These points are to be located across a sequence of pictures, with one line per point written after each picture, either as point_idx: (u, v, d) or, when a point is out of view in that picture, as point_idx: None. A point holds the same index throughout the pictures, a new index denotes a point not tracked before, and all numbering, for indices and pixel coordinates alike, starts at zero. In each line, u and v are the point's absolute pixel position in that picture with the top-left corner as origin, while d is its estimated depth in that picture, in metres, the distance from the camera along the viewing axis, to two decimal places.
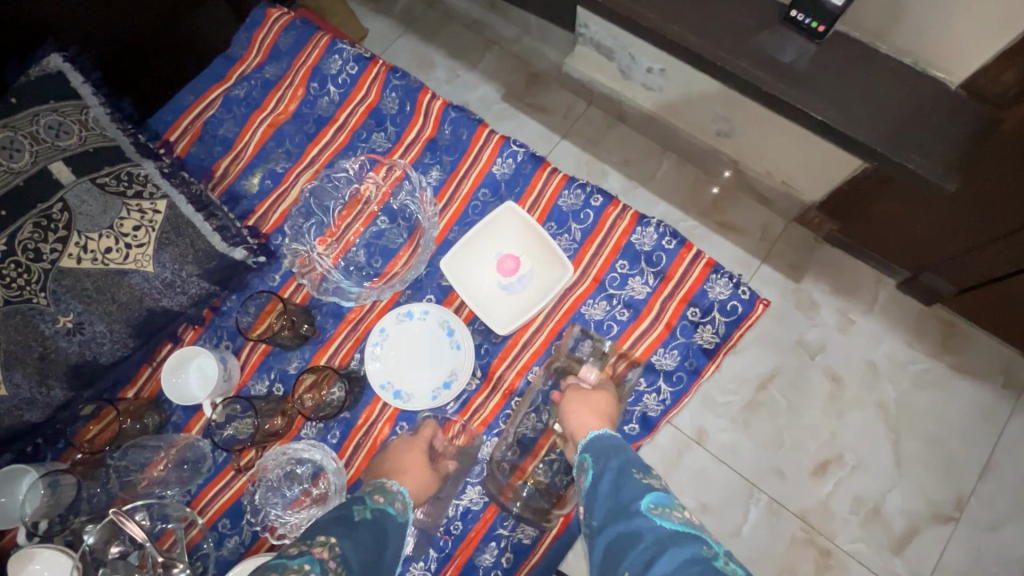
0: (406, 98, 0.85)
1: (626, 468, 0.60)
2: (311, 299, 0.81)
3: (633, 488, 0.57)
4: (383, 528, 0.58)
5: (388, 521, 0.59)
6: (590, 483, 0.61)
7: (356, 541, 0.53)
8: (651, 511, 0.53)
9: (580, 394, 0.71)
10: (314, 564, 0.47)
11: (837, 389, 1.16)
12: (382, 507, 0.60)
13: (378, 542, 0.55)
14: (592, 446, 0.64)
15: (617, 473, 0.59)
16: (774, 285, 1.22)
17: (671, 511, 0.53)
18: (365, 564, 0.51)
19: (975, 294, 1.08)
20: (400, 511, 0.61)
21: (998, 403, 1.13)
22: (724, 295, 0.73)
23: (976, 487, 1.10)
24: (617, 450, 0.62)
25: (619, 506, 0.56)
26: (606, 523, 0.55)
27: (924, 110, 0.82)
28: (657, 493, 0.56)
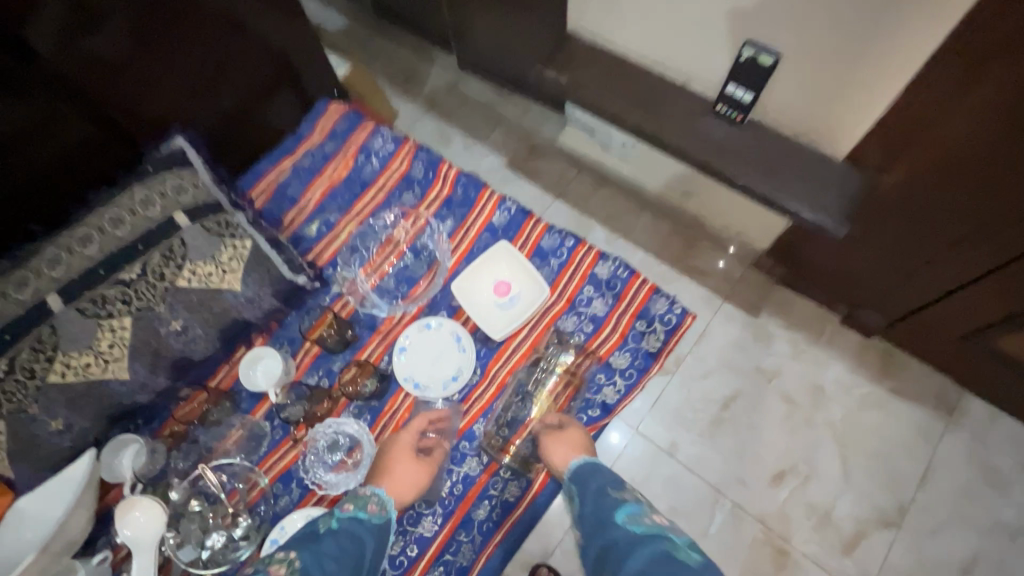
0: (430, 167, 1.13)
1: (604, 489, 0.79)
2: (354, 312, 1.05)
3: (609, 505, 0.76)
4: (356, 530, 0.75)
5: (360, 523, 0.76)
6: (576, 507, 0.81)
7: (320, 548, 0.70)
8: (624, 521, 0.73)
9: (556, 431, 0.90)
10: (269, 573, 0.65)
11: (790, 409, 1.35)
12: (353, 516, 0.77)
13: (349, 540, 0.73)
14: (574, 473, 0.84)
15: (597, 494, 0.79)
16: (734, 319, 1.43)
17: (641, 517, 0.73)
18: (329, 564, 0.68)
19: (899, 325, 1.29)
20: (373, 511, 0.79)
21: (932, 422, 1.30)
22: (663, 310, 0.97)
23: (915, 495, 1.25)
24: (594, 475, 0.82)
25: (599, 520, 0.75)
26: (589, 536, 0.75)
27: (823, 176, 1.07)
28: (628, 505, 0.75)
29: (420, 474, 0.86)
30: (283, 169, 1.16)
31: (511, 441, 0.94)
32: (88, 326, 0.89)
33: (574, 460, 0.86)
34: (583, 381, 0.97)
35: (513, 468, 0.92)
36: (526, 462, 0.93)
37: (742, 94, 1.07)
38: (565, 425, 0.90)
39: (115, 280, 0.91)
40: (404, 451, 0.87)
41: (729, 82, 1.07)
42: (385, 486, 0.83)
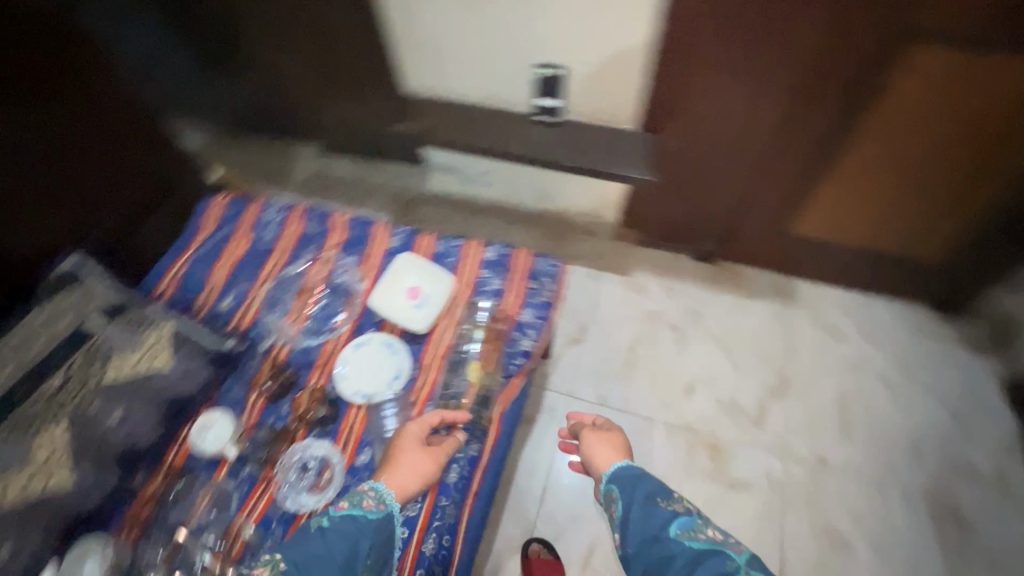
0: (322, 221, 1.28)
1: (652, 498, 1.03)
2: (289, 356, 1.14)
3: (659, 516, 0.98)
4: (350, 527, 0.85)
5: (354, 521, 0.86)
6: (620, 514, 1.05)
7: (301, 550, 0.82)
8: (678, 536, 0.94)
9: (598, 438, 1.23)
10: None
11: (679, 334, 1.62)
12: (348, 514, 0.86)
13: (338, 537, 0.83)
14: (615, 476, 1.12)
15: (645, 504, 1.02)
16: (614, 281, 1.71)
17: (693, 532, 0.94)
18: (307, 562, 0.80)
19: (726, 243, 1.65)
20: (367, 507, 0.88)
21: (778, 307, 1.65)
22: (547, 267, 1.16)
23: (787, 364, 1.56)
24: (639, 484, 1.07)
25: (651, 531, 0.97)
26: (640, 540, 0.97)
27: (626, 145, 1.42)
28: (681, 519, 0.97)
29: (422, 466, 0.95)
30: (184, 262, 1.24)
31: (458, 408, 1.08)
32: (19, 444, 0.90)
33: (612, 465, 1.16)
34: (503, 342, 1.12)
35: (469, 428, 1.05)
36: (478, 420, 1.06)
37: (549, 103, 1.41)
38: (609, 433, 1.23)
39: (40, 393, 0.94)
40: (410, 444, 0.96)
41: (540, 96, 1.40)
42: (385, 480, 0.92)
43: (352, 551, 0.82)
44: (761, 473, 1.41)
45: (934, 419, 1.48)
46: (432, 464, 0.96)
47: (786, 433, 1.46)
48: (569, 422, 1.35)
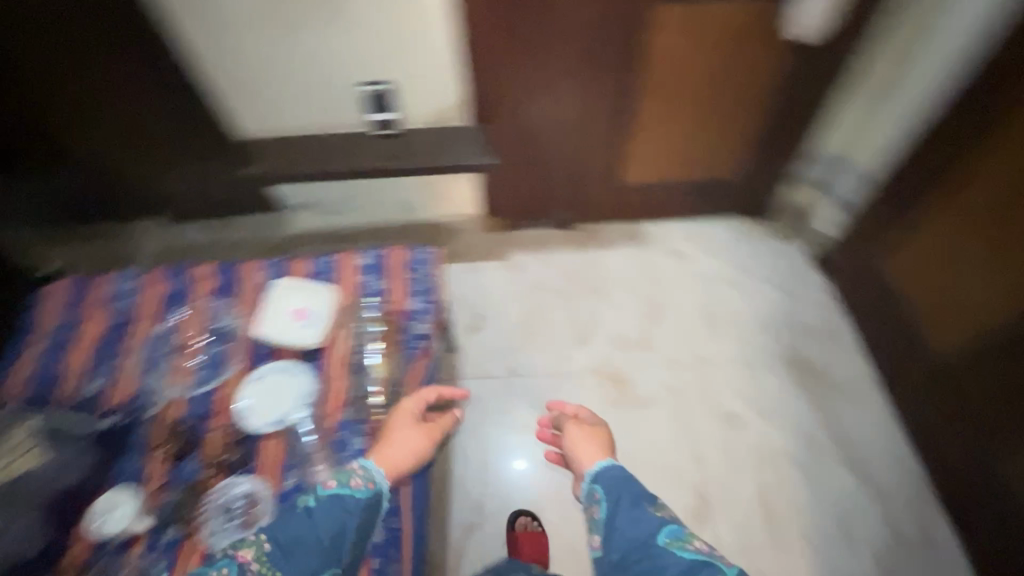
0: (183, 274, 1.23)
1: (640, 503, 1.14)
2: (181, 413, 1.08)
3: (648, 523, 1.09)
4: (339, 503, 0.92)
5: (343, 499, 0.92)
6: (604, 516, 1.15)
7: (288, 529, 0.89)
8: (668, 545, 1.05)
9: (580, 440, 1.31)
10: (235, 564, 0.85)
11: (561, 295, 1.79)
12: (335, 493, 0.93)
13: (326, 514, 0.90)
14: (600, 477, 1.21)
15: (633, 508, 1.13)
16: (493, 265, 1.85)
17: (682, 540, 1.06)
18: (289, 541, 0.88)
19: (577, 205, 1.87)
20: (355, 487, 0.94)
21: (635, 248, 1.89)
22: (421, 255, 1.25)
23: (655, 292, 1.79)
24: (625, 487, 1.17)
25: (640, 536, 1.08)
26: (627, 547, 1.08)
27: (463, 137, 1.57)
28: (669, 528, 1.08)
29: (416, 442, 1.04)
30: (32, 358, 1.13)
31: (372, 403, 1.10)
32: None
33: (592, 465, 1.25)
34: (398, 331, 1.16)
35: (387, 418, 1.09)
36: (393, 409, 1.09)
37: (380, 119, 1.53)
38: (592, 435, 1.31)
39: None
40: (405, 419, 1.06)
41: (371, 113, 1.52)
42: (376, 459, 1.00)
43: (337, 530, 0.90)
44: (659, 386, 1.60)
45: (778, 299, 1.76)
46: (425, 440, 1.06)
47: (670, 347, 1.67)
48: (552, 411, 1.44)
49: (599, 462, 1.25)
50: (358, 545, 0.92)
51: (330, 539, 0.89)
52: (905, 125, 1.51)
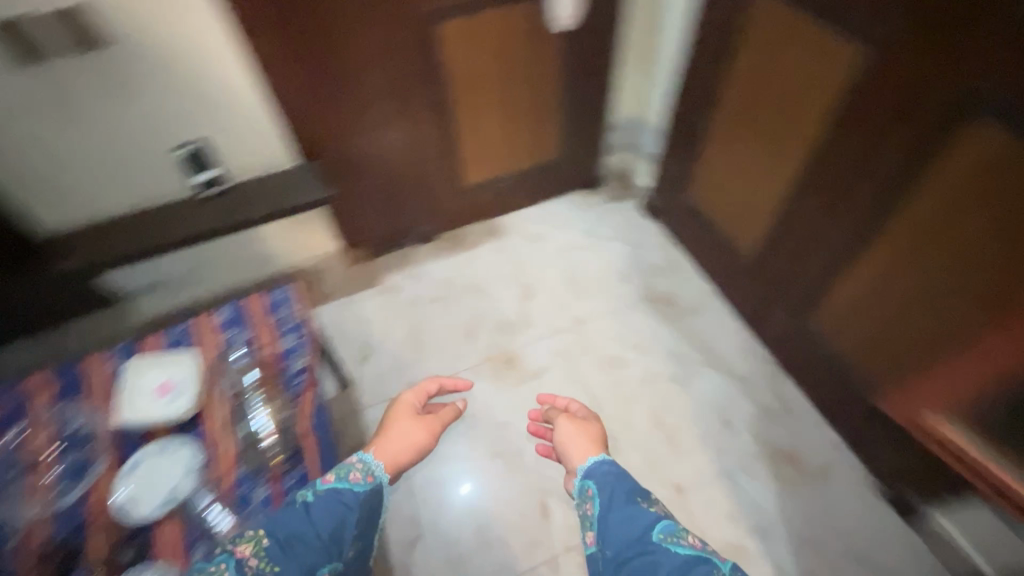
0: (17, 391, 1.12)
1: (635, 497, 1.15)
2: (48, 533, 0.98)
3: (644, 521, 1.08)
4: (338, 497, 0.99)
5: (343, 494, 1.00)
6: (599, 514, 1.14)
7: (289, 524, 0.93)
8: (665, 540, 1.04)
9: (573, 430, 1.37)
10: (233, 561, 0.89)
11: (440, 301, 1.88)
12: (334, 487, 1.00)
13: (325, 509, 0.96)
14: (592, 470, 1.25)
15: (626, 502, 1.13)
16: (368, 293, 1.90)
17: (678, 537, 1.05)
18: (286, 538, 0.92)
19: (431, 216, 1.97)
20: (353, 479, 1.03)
21: (494, 240, 2.04)
22: (280, 295, 1.26)
23: (522, 274, 1.94)
24: (617, 478, 1.20)
25: (637, 533, 1.06)
26: (620, 545, 1.06)
27: (297, 178, 1.58)
28: (664, 524, 1.07)
29: (416, 433, 1.26)
30: None
31: (266, 448, 1.07)
32: None
33: (585, 461, 1.28)
34: (276, 371, 1.17)
35: (286, 456, 1.07)
36: (288, 445, 1.08)
37: (202, 179, 1.48)
38: (587, 425, 1.40)
39: None
40: (405, 415, 1.29)
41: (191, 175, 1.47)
42: (373, 453, 1.14)
43: (336, 523, 0.95)
44: (547, 354, 1.75)
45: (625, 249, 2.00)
46: (424, 434, 1.28)
47: (548, 317, 1.83)
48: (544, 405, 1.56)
49: (591, 458, 1.28)
50: (358, 540, 0.99)
51: (329, 532, 0.94)
52: (671, 79, 1.82)
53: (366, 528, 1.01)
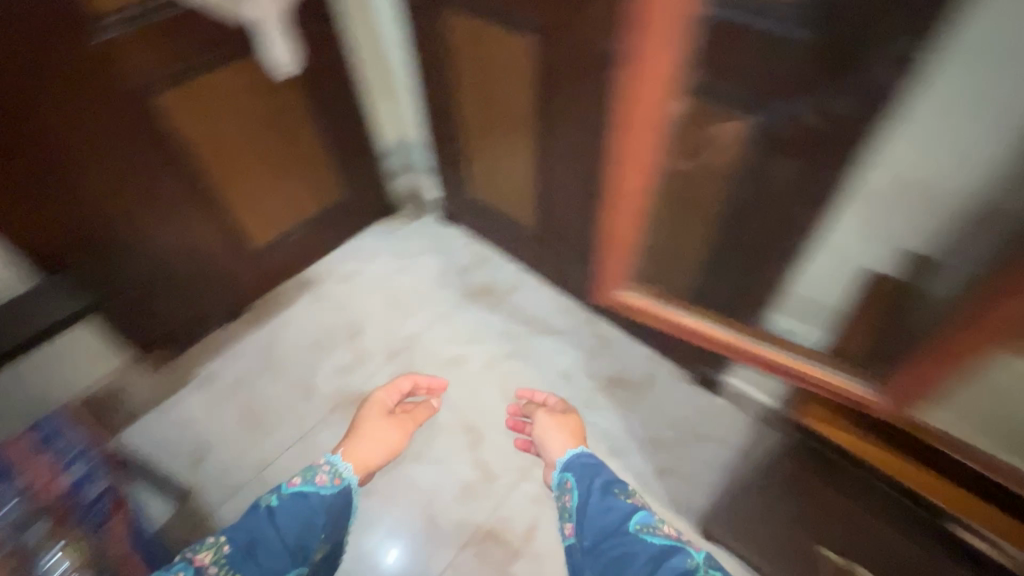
0: None
1: (612, 486, 1.23)
2: None
3: (623, 514, 1.14)
4: (306, 500, 1.15)
5: (311, 497, 1.16)
6: (580, 502, 1.22)
7: (253, 526, 1.06)
8: (641, 530, 1.09)
9: (549, 420, 1.50)
10: (192, 565, 0.96)
11: (268, 370, 1.83)
12: (300, 489, 1.17)
13: (292, 513, 1.11)
14: (569, 462, 1.35)
15: (603, 491, 1.22)
16: (186, 392, 1.79)
17: (653, 527, 1.10)
18: (249, 539, 1.03)
19: (231, 290, 1.89)
20: (319, 484, 1.21)
21: (308, 292, 2.02)
22: (55, 429, 1.11)
23: (346, 314, 1.95)
24: (586, 463, 1.32)
25: (611, 524, 1.12)
26: (598, 534, 1.11)
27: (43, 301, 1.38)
28: (641, 516, 1.13)
29: (392, 435, 1.48)
30: None
31: None
32: None
33: (569, 449, 1.40)
34: (73, 507, 1.03)
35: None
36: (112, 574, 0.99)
37: None
38: (567, 415, 1.52)
39: None
40: (381, 410, 1.53)
41: None
42: (342, 455, 1.34)
43: (301, 526, 1.10)
44: (390, 378, 1.79)
45: (436, 258, 2.10)
46: (397, 431, 1.50)
47: (382, 345, 1.87)
48: (519, 399, 1.67)
49: (571, 447, 1.41)
50: (325, 540, 1.14)
51: (296, 532, 1.08)
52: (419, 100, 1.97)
53: (330, 532, 1.16)
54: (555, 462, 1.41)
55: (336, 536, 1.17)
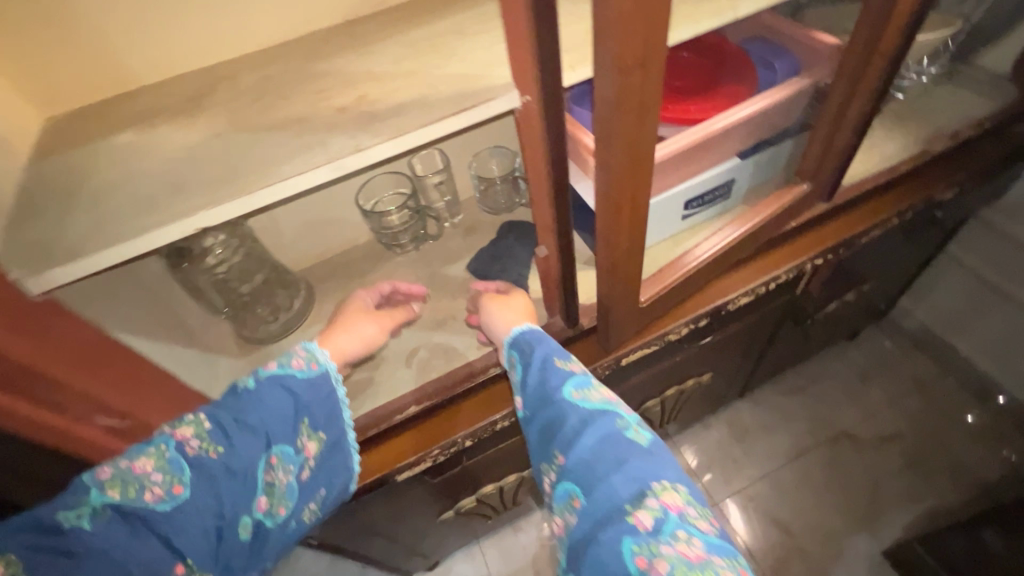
0: None
1: (548, 352, 0.59)
2: None
3: (552, 378, 0.56)
4: (281, 380, 0.56)
5: (291, 378, 0.57)
6: (520, 380, 0.60)
7: (236, 409, 0.53)
8: (573, 394, 0.54)
9: (499, 301, 0.73)
10: (171, 443, 0.49)
11: None
12: (276, 373, 0.56)
13: (290, 408, 0.55)
14: (516, 340, 0.63)
15: (541, 360, 0.59)
16: None
17: (592, 391, 0.54)
18: (232, 418, 0.52)
19: None
20: (307, 362, 0.59)
21: None
22: None
23: None
24: (538, 342, 0.61)
25: (542, 394, 0.56)
26: (536, 412, 0.56)
27: None
28: (580, 377, 0.56)
29: (371, 332, 0.72)
30: None
31: None
32: None
33: (516, 326, 0.67)
34: None
35: None
36: None
37: None
38: (511, 291, 0.76)
39: None
40: (358, 310, 0.74)
41: None
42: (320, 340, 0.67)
43: (289, 421, 0.54)
44: None
45: None
46: (379, 336, 0.73)
47: None
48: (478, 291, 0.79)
49: (518, 326, 0.67)
50: (318, 431, 0.58)
51: (282, 420, 0.54)
52: None
53: (332, 423, 0.60)
54: (500, 344, 0.68)
55: (341, 433, 0.61)
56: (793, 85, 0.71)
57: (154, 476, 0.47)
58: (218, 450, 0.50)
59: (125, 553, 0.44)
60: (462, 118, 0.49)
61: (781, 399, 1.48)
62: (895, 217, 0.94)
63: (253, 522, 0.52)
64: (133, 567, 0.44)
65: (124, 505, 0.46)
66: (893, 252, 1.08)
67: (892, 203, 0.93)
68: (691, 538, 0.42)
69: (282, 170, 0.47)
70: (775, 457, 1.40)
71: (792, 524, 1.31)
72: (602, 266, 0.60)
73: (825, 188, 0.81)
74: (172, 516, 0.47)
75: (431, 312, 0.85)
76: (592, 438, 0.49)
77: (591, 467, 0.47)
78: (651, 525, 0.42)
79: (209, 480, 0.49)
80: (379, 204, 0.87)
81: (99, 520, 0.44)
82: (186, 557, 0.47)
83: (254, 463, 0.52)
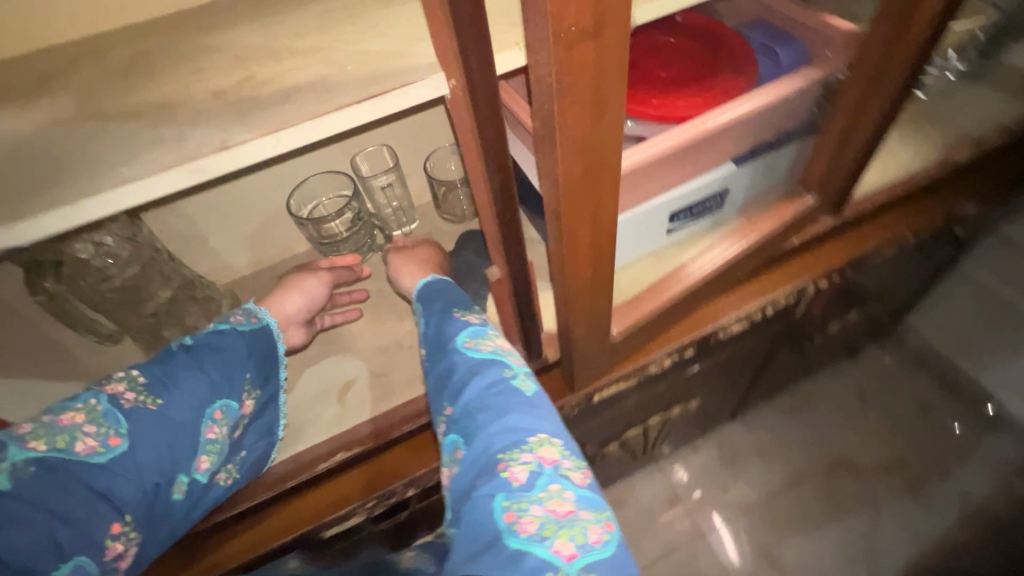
0: None
1: (448, 301, 0.52)
2: None
3: (449, 326, 0.49)
4: (225, 338, 0.51)
5: (230, 334, 0.52)
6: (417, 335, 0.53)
7: (173, 363, 0.47)
8: (465, 344, 0.47)
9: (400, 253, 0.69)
10: (104, 397, 0.43)
11: None
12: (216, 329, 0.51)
13: (230, 362, 0.50)
14: (421, 291, 0.55)
15: (442, 307, 0.51)
16: None
17: (487, 340, 0.48)
18: (172, 371, 0.46)
19: None
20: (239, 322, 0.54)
21: None
22: None
23: None
24: (439, 292, 0.54)
25: (435, 343, 0.48)
26: (428, 364, 0.49)
27: None
28: (474, 327, 0.49)
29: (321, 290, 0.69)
30: None
31: None
32: None
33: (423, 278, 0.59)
34: None
35: None
36: None
37: None
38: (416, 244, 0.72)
39: None
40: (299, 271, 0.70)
41: None
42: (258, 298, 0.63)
43: (231, 372, 0.50)
44: None
45: None
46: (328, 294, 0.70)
47: None
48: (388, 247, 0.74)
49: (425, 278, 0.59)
50: (257, 387, 0.53)
51: (224, 375, 0.49)
52: None
53: (271, 379, 0.55)
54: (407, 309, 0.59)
55: (277, 391, 0.56)
56: (800, 79, 0.59)
57: (86, 429, 0.42)
58: (156, 402, 0.44)
59: (51, 515, 0.38)
60: (368, 110, 0.37)
61: (779, 421, 1.37)
62: (910, 236, 0.83)
63: (191, 481, 0.46)
64: (61, 530, 0.38)
65: (50, 459, 0.40)
66: (903, 272, 0.98)
67: (908, 220, 0.83)
68: (565, 493, 0.38)
69: (121, 177, 0.35)
70: (770, 485, 1.29)
71: (786, 559, 1.20)
72: (560, 299, 0.49)
73: (833, 204, 0.70)
74: (109, 469, 0.41)
75: (375, 336, 0.74)
76: (477, 386, 0.43)
77: (472, 417, 0.41)
78: (525, 480, 0.37)
79: (148, 434, 0.43)
80: (310, 207, 0.77)
81: (21, 477, 0.39)
82: (125, 512, 0.41)
83: (196, 417, 0.46)
